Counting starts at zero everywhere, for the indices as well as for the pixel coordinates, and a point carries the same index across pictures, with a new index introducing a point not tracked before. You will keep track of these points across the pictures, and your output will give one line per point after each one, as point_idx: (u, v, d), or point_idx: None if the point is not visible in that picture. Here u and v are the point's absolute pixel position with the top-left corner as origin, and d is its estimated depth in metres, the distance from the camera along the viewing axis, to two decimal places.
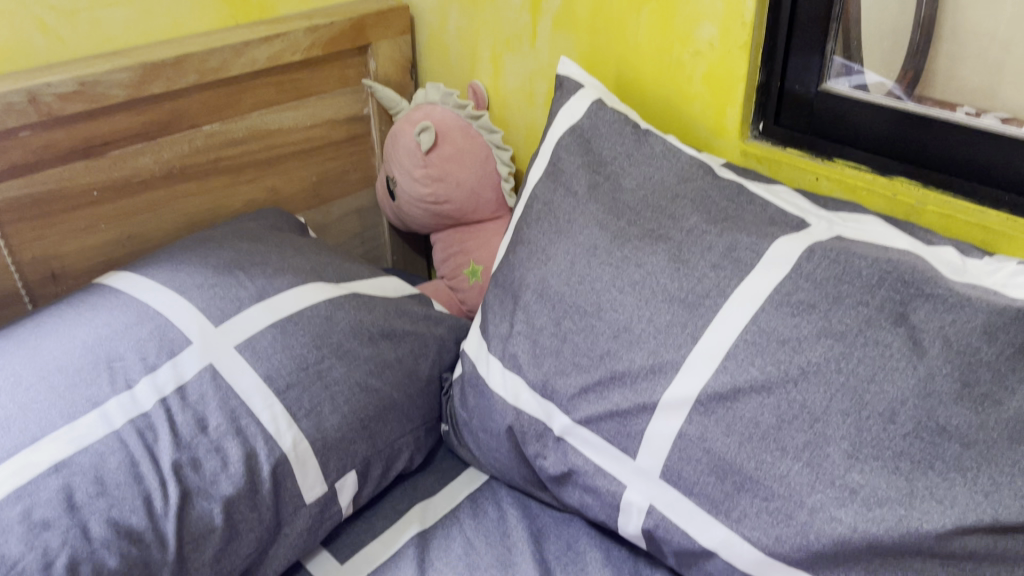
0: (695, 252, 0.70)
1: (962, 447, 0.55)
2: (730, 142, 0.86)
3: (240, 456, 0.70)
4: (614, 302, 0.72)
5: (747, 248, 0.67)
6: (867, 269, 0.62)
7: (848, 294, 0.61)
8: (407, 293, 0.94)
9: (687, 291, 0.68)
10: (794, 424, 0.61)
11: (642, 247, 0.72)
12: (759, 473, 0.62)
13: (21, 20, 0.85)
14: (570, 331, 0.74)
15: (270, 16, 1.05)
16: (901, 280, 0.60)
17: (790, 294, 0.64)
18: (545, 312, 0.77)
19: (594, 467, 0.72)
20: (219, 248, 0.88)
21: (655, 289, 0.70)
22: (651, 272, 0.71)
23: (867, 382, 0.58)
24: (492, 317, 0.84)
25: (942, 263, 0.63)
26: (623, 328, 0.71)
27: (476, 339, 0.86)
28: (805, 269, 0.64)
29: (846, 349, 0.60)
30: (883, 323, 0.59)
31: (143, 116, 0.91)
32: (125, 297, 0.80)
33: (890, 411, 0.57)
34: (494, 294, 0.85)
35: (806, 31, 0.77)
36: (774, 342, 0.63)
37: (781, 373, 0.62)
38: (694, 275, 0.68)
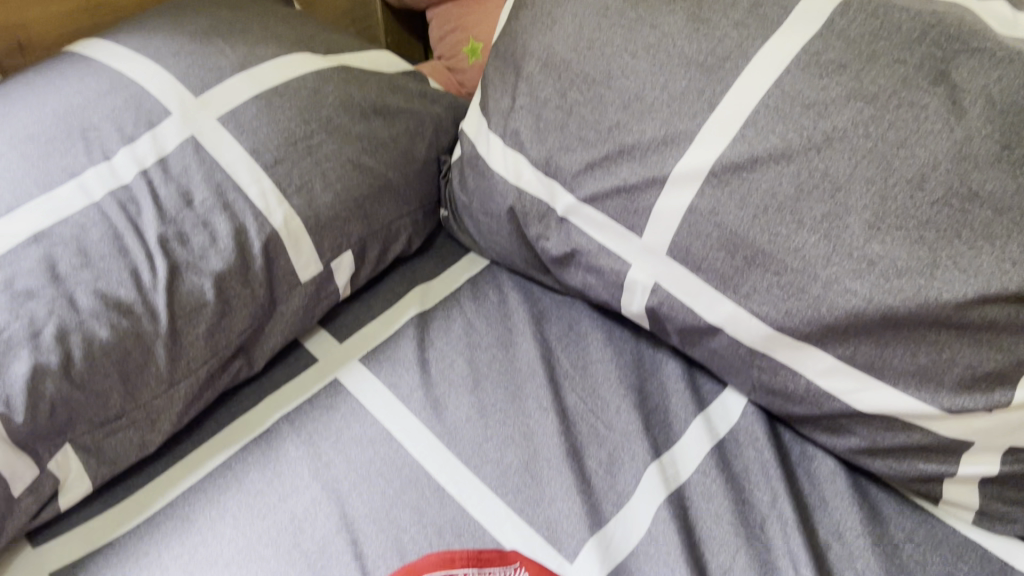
0: (717, 10, 0.63)
1: (994, 214, 0.51)
2: None
3: (229, 232, 0.67)
4: (625, 68, 0.66)
5: (774, 5, 0.61)
6: (908, 23, 0.57)
7: (885, 52, 0.57)
8: (402, 69, 0.87)
9: (707, 54, 0.62)
10: (813, 195, 0.57)
11: (658, 7, 0.66)
12: (773, 247, 0.58)
13: None
14: (576, 102, 0.69)
15: None
16: (945, 35, 0.56)
17: (820, 54, 0.58)
18: (550, 83, 0.71)
19: (599, 246, 0.69)
20: (195, 15, 0.81)
21: (671, 53, 0.64)
22: (668, 33, 0.64)
23: (898, 147, 0.54)
24: (492, 91, 0.77)
25: (990, 15, 0.59)
26: (634, 98, 0.65)
27: (476, 116, 0.79)
28: (839, 26, 0.59)
29: (877, 112, 0.55)
30: (920, 83, 0.55)
31: None
32: (97, 66, 0.74)
33: (920, 177, 0.53)
34: (495, 67, 0.78)
35: None
36: (798, 107, 0.58)
37: (804, 141, 0.57)
38: (715, 35, 0.62)
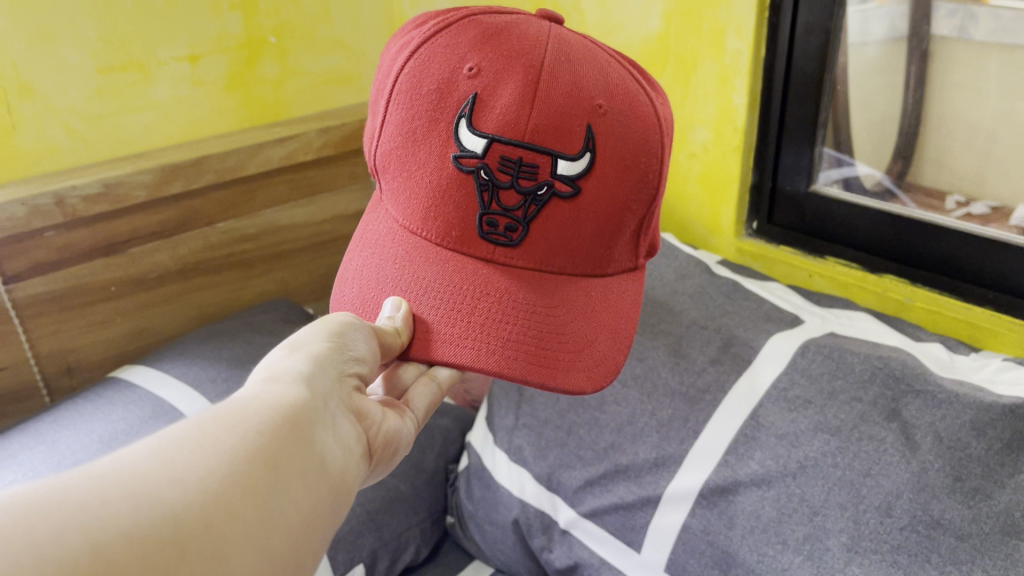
0: (694, 346, 0.74)
1: (957, 541, 0.54)
2: (726, 240, 0.93)
3: None
4: (617, 395, 0.75)
5: (743, 345, 0.72)
6: (860, 365, 0.65)
7: (843, 390, 0.64)
8: None
9: (688, 386, 0.72)
10: (793, 518, 0.60)
11: (643, 342, 0.77)
12: (761, 565, 0.60)
13: (50, 125, 0.88)
14: (575, 423, 0.77)
15: (284, 116, 1.11)
16: (892, 376, 0.63)
17: (787, 389, 0.67)
18: (549, 405, 0.80)
19: (600, 560, 0.71)
20: (232, 341, 0.91)
21: (657, 383, 0.74)
22: (652, 366, 0.75)
23: (864, 476, 0.59)
24: (497, 408, 0.86)
25: (930, 359, 0.66)
26: (626, 422, 0.73)
27: (482, 431, 0.88)
28: (800, 365, 0.67)
29: (842, 443, 0.61)
30: (876, 419, 0.61)
31: (162, 214, 0.95)
32: (140, 392, 0.81)
33: (886, 504, 0.57)
34: (498, 386, 0.88)
35: (793, 134, 0.84)
36: (772, 436, 0.65)
37: (780, 466, 0.63)
38: (695, 370, 0.72)
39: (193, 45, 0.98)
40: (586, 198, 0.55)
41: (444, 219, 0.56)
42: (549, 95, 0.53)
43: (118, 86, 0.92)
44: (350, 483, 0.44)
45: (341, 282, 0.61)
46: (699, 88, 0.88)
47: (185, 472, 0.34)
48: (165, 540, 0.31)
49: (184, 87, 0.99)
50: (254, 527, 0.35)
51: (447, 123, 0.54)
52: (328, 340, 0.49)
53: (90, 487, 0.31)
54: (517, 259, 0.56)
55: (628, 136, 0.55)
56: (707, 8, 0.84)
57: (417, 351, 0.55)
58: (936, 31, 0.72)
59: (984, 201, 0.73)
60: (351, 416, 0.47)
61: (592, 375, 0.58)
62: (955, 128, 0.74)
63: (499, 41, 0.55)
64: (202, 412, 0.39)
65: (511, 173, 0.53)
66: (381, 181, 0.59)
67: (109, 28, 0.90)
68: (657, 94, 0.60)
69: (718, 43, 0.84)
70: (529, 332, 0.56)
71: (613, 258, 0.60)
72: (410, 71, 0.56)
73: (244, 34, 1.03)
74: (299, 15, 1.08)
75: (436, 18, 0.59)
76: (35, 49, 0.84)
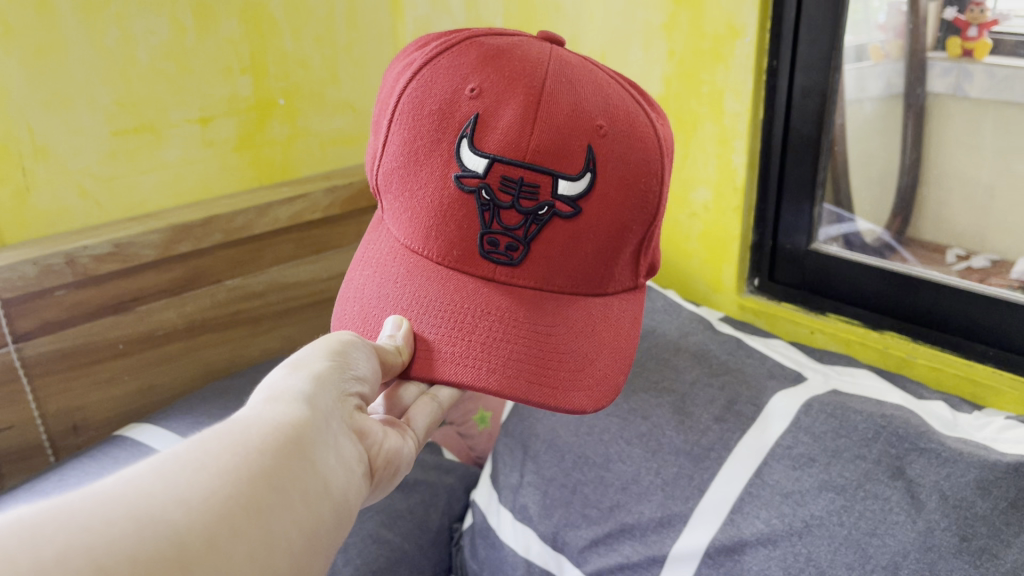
0: (698, 404, 0.75)
1: None
2: (728, 297, 0.94)
3: None
4: (622, 453, 0.75)
5: (747, 402, 0.72)
6: (863, 423, 0.65)
7: (847, 448, 0.64)
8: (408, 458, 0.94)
9: (693, 444, 0.72)
10: None
11: (647, 400, 0.78)
12: None
13: (63, 187, 0.90)
14: (579, 481, 0.77)
15: (292, 176, 1.13)
16: (895, 435, 0.63)
17: (791, 448, 0.67)
18: (554, 462, 0.80)
19: None
20: (237, 398, 0.91)
21: (661, 441, 0.74)
22: (656, 424, 0.75)
23: (870, 535, 0.59)
24: (502, 466, 0.86)
25: (933, 417, 0.66)
26: (631, 480, 0.73)
27: (486, 489, 0.88)
28: (804, 423, 0.68)
29: (847, 502, 0.61)
30: (881, 477, 0.61)
31: (171, 272, 0.96)
32: (146, 450, 0.82)
33: (893, 565, 0.57)
34: (503, 443, 0.88)
35: (792, 193, 0.85)
36: (777, 495, 0.65)
37: (786, 525, 0.63)
38: (699, 428, 0.73)
39: (205, 108, 1.00)
40: (587, 218, 0.56)
41: (445, 238, 0.57)
42: (549, 116, 0.54)
43: (131, 148, 0.94)
44: (351, 503, 0.44)
45: (343, 297, 0.63)
46: (699, 148, 0.90)
47: (188, 491, 0.34)
48: (167, 560, 0.31)
49: (195, 148, 1.01)
50: (256, 546, 0.35)
51: (448, 143, 0.55)
52: (330, 360, 0.49)
53: (93, 509, 0.31)
54: (518, 278, 0.58)
55: (628, 157, 0.56)
56: (705, 72, 0.87)
57: (417, 368, 0.56)
58: (929, 91, 0.74)
59: (985, 253, 0.74)
60: (352, 434, 0.47)
61: (593, 393, 0.59)
62: (953, 185, 0.75)
63: (500, 62, 0.56)
64: (204, 432, 0.39)
65: (512, 193, 0.54)
66: (384, 200, 0.61)
67: (123, 92, 0.92)
68: (659, 114, 0.61)
69: (717, 105, 0.87)
70: (531, 350, 0.57)
71: (612, 277, 0.61)
72: (412, 91, 0.57)
73: (255, 96, 1.06)
74: (308, 79, 1.11)
75: (439, 37, 0.61)
76: (52, 113, 0.87)
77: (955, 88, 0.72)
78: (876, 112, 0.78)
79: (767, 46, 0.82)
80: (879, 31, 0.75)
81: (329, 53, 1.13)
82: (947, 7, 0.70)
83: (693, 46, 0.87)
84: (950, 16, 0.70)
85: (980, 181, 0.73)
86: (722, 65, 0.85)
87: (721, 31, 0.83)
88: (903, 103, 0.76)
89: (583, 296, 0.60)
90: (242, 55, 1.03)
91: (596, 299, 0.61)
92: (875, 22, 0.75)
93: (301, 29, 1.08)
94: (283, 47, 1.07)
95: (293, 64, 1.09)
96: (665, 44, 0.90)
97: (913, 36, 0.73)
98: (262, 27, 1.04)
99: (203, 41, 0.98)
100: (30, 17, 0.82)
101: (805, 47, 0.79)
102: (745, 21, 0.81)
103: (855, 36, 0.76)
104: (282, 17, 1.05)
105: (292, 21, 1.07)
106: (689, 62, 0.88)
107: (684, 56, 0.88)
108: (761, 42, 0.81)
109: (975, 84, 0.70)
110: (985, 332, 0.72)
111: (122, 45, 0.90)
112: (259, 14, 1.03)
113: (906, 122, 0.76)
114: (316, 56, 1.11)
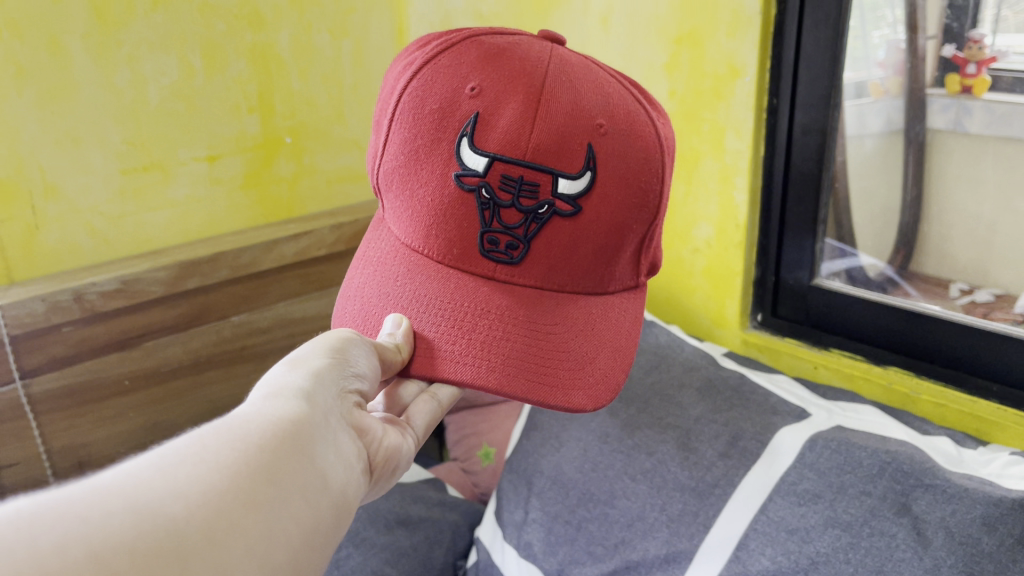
0: (703, 440, 0.75)
1: None
2: (732, 331, 0.94)
3: None
4: (626, 490, 0.75)
5: (751, 438, 0.72)
6: (868, 459, 0.65)
7: (851, 484, 0.64)
8: (412, 495, 0.94)
9: (697, 480, 0.72)
10: None
11: (651, 436, 0.78)
12: None
13: (72, 225, 0.91)
14: (584, 518, 0.77)
15: (299, 213, 1.15)
16: (900, 471, 0.63)
17: (796, 483, 0.67)
18: (559, 499, 0.80)
19: None
20: None
21: (666, 477, 0.74)
22: (661, 460, 0.75)
23: (877, 572, 0.58)
24: (506, 503, 0.86)
25: (938, 453, 0.66)
26: (636, 517, 0.73)
27: (491, 526, 0.87)
28: (809, 459, 0.68)
29: (853, 539, 0.61)
30: (887, 513, 0.61)
31: (177, 308, 0.96)
32: None
33: None
34: (508, 479, 0.88)
35: (795, 229, 0.86)
36: (783, 532, 0.64)
37: (792, 562, 0.62)
38: (703, 463, 0.73)
39: (213, 146, 1.02)
40: (587, 217, 0.56)
41: (445, 237, 0.58)
42: (549, 115, 0.54)
43: (140, 186, 0.96)
44: (351, 498, 0.43)
45: (344, 296, 0.63)
46: (701, 185, 0.91)
47: (187, 485, 0.33)
48: (166, 553, 0.30)
49: (203, 186, 1.02)
50: (254, 540, 0.34)
51: (448, 142, 0.55)
52: (329, 358, 0.48)
53: (91, 499, 0.30)
54: (518, 276, 0.58)
55: (629, 156, 0.56)
56: (706, 110, 0.88)
57: (416, 367, 0.57)
58: (930, 126, 0.75)
59: (988, 288, 0.74)
60: (352, 433, 0.46)
61: (592, 392, 0.59)
62: (956, 220, 0.76)
63: (500, 61, 0.56)
64: (201, 429, 0.38)
65: (512, 192, 0.55)
66: (384, 198, 0.61)
67: (133, 131, 0.93)
68: (659, 113, 0.61)
69: (718, 143, 0.88)
70: (530, 349, 0.57)
71: (613, 276, 0.62)
72: (412, 90, 0.57)
73: (262, 134, 1.07)
74: (315, 117, 1.13)
75: (439, 37, 0.61)
76: (62, 153, 0.88)
77: (954, 123, 0.73)
78: (877, 146, 0.79)
79: (767, 84, 0.83)
80: (879, 68, 0.76)
81: (335, 91, 1.14)
82: (946, 45, 0.71)
83: (694, 85, 0.88)
84: (949, 53, 0.71)
85: (982, 215, 0.74)
86: (723, 103, 0.86)
87: (722, 70, 0.85)
88: (904, 138, 0.77)
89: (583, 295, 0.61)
90: (250, 94, 1.04)
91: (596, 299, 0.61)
92: (875, 59, 0.76)
93: (308, 69, 1.10)
94: (290, 86, 1.09)
95: (300, 103, 1.10)
96: (667, 82, 0.91)
97: (912, 73, 0.74)
98: (270, 67, 1.05)
99: (212, 80, 0.99)
100: (42, 58, 0.84)
101: (804, 85, 0.80)
102: (744, 60, 0.82)
103: (854, 72, 0.77)
104: (290, 57, 1.07)
105: (300, 61, 1.09)
106: (690, 100, 0.89)
107: (685, 95, 0.89)
108: (761, 80, 0.82)
109: (975, 119, 0.71)
110: (989, 366, 0.72)
111: (132, 85, 0.92)
112: (267, 54, 1.05)
113: (908, 155, 0.77)
114: (323, 94, 1.13)
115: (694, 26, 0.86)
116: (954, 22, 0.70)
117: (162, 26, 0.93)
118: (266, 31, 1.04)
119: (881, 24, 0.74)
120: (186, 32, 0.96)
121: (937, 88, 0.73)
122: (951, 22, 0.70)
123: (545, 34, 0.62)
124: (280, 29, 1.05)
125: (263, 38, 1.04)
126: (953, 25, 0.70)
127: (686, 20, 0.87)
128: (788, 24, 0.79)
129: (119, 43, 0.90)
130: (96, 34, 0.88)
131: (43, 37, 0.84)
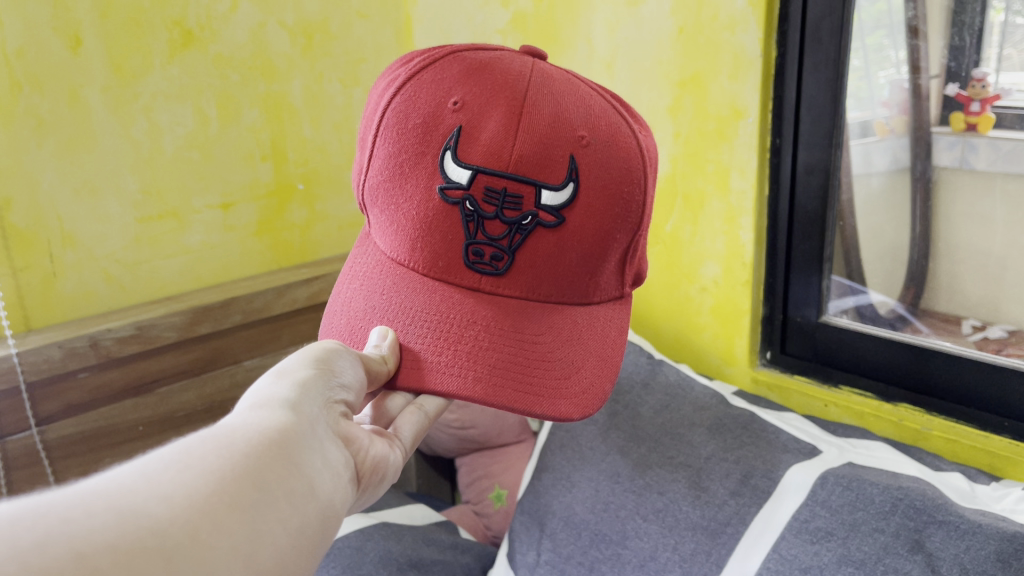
0: (714, 478, 0.75)
1: None
2: (741, 370, 0.94)
3: None
4: (639, 530, 0.75)
5: (762, 476, 0.73)
6: (880, 496, 0.64)
7: (864, 521, 0.64)
8: (424, 538, 0.93)
9: (710, 519, 0.71)
10: None
11: (662, 475, 0.78)
12: None
13: (88, 272, 0.93)
14: (597, 559, 0.76)
15: (311, 258, 1.16)
16: (913, 507, 0.62)
17: (808, 521, 0.66)
18: (571, 540, 0.80)
19: None
20: None
21: (678, 516, 0.73)
22: (672, 499, 0.75)
23: None
24: (519, 545, 0.86)
25: (951, 489, 0.66)
26: (648, 557, 0.73)
27: (504, 567, 0.87)
28: (820, 496, 0.67)
29: None
30: (901, 550, 0.60)
31: (190, 354, 0.98)
32: None
33: None
34: (520, 521, 0.88)
35: (801, 267, 0.87)
36: (796, 570, 0.64)
37: None
38: (715, 502, 0.73)
39: (226, 193, 1.04)
40: (571, 227, 0.58)
41: (430, 249, 0.58)
42: (530, 128, 0.56)
43: (155, 233, 0.97)
44: (338, 508, 0.43)
45: (331, 311, 0.64)
46: (707, 226, 0.92)
47: (171, 489, 0.34)
48: (151, 552, 0.31)
49: (217, 233, 1.04)
50: (242, 544, 0.35)
51: (432, 156, 0.57)
52: (313, 368, 0.49)
53: (75, 503, 0.31)
54: (502, 288, 0.59)
55: (611, 167, 0.58)
56: (710, 150, 0.89)
57: (402, 379, 0.57)
58: (935, 164, 0.76)
59: (1000, 325, 0.75)
60: (339, 442, 0.47)
61: (579, 401, 0.60)
62: (963, 255, 0.76)
63: (482, 75, 0.58)
64: (188, 437, 0.39)
65: (495, 204, 0.56)
66: (370, 213, 0.62)
67: (149, 179, 0.95)
68: (642, 125, 0.63)
69: (723, 183, 0.89)
70: (516, 358, 0.58)
71: (598, 286, 0.63)
72: (396, 104, 0.59)
73: (275, 181, 1.09)
74: (326, 164, 1.15)
75: (422, 54, 0.63)
76: (80, 202, 0.90)
77: (959, 161, 0.74)
78: (882, 183, 0.80)
79: (769, 123, 0.84)
80: (884, 108, 0.77)
81: (347, 139, 1.17)
82: (949, 84, 0.72)
83: (698, 127, 0.90)
84: (953, 92, 0.72)
85: (991, 250, 0.74)
86: (726, 144, 0.87)
87: (725, 112, 0.86)
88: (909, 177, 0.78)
89: (569, 305, 0.62)
90: (264, 142, 1.07)
91: (581, 309, 0.63)
92: (880, 99, 0.77)
93: (319, 117, 1.12)
94: (302, 134, 1.11)
95: (312, 150, 1.13)
96: (671, 125, 0.93)
97: (916, 112, 0.75)
98: (283, 115, 1.08)
99: (226, 129, 1.02)
100: (62, 109, 0.87)
101: (807, 124, 0.81)
102: (746, 102, 0.84)
103: (859, 112, 0.79)
104: (302, 105, 1.10)
105: (311, 110, 1.11)
106: (693, 142, 0.91)
107: (689, 137, 0.91)
108: (764, 120, 0.83)
109: (981, 156, 0.72)
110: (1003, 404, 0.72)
111: (149, 135, 0.94)
112: (279, 103, 1.07)
113: (914, 194, 0.78)
114: (334, 142, 1.15)
115: (697, 70, 0.88)
116: (953, 62, 0.72)
117: (178, 79, 0.96)
118: (279, 81, 1.06)
119: (886, 65, 0.76)
120: (202, 84, 0.98)
121: (942, 126, 0.74)
122: (951, 63, 0.72)
123: (528, 48, 0.64)
124: (292, 79, 1.08)
125: (276, 88, 1.06)
126: (953, 65, 0.72)
127: (688, 64, 0.88)
128: (789, 67, 0.81)
129: (136, 95, 0.92)
130: (114, 86, 0.90)
131: (63, 90, 0.86)
